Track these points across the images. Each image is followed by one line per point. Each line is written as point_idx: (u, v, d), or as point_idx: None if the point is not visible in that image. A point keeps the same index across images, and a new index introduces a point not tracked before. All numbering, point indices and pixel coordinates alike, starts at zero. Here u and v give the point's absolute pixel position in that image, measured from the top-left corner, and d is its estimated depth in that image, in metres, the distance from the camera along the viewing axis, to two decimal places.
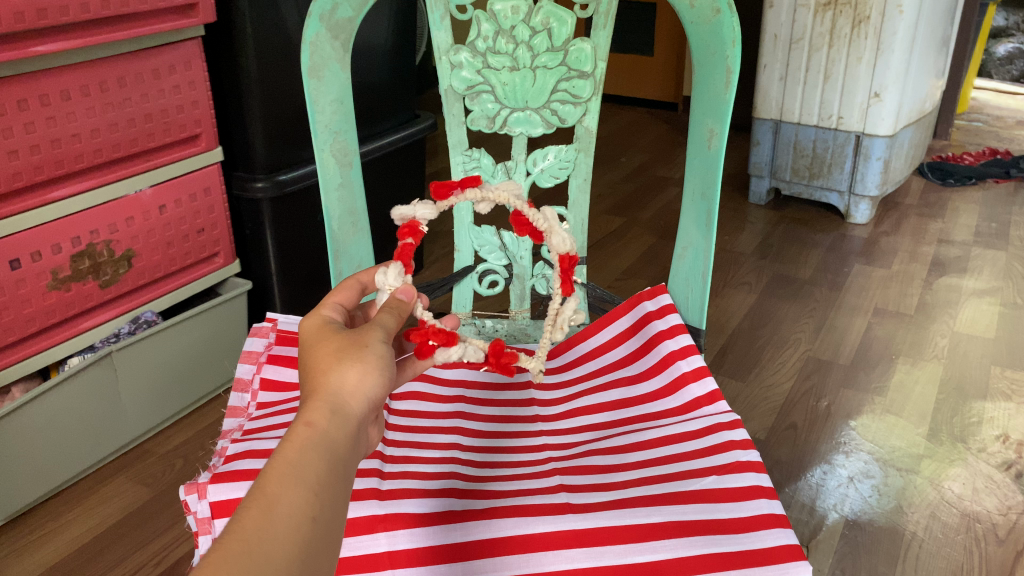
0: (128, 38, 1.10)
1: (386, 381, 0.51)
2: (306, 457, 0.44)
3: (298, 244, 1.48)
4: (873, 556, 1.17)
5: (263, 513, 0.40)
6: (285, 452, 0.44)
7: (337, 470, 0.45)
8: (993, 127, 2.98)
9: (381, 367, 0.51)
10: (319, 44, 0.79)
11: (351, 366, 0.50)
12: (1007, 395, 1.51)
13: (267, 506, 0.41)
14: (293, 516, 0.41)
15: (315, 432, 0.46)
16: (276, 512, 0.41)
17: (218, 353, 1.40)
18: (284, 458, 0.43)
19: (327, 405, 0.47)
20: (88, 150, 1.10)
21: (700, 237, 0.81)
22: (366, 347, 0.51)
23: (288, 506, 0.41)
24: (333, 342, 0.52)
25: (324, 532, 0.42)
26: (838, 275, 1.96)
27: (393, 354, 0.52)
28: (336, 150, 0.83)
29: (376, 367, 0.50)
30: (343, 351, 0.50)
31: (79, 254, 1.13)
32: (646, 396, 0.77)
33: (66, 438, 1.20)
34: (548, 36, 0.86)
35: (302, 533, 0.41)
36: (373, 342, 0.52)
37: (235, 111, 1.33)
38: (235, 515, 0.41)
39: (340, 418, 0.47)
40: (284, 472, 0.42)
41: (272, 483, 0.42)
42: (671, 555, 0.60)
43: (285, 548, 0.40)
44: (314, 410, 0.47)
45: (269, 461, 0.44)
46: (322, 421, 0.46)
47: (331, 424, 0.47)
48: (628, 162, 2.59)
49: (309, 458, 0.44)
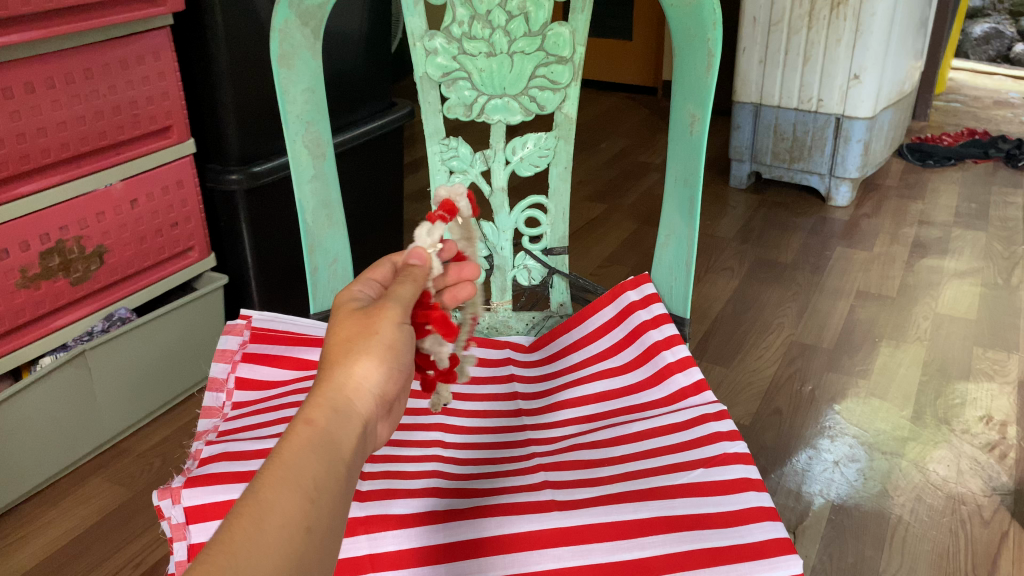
0: (93, 28, 1.07)
1: (397, 374, 0.45)
2: (305, 459, 0.38)
3: (275, 237, 1.45)
4: (859, 541, 1.16)
5: (250, 526, 0.35)
6: (279, 453, 0.38)
7: (339, 475, 0.39)
8: (971, 108, 2.99)
9: (391, 357, 0.44)
10: (288, 32, 0.77)
11: (358, 354, 0.43)
12: (990, 375, 1.51)
13: (252, 514, 0.35)
14: (283, 531, 0.35)
15: (317, 430, 0.40)
16: (262, 525, 0.35)
17: (195, 349, 1.37)
18: (279, 461, 0.38)
19: (331, 403, 0.42)
20: (55, 144, 1.07)
21: (683, 224, 0.80)
22: (380, 331, 0.45)
23: (279, 519, 0.36)
24: (346, 322, 0.45)
25: (319, 550, 0.37)
26: (820, 258, 1.96)
27: (407, 340, 0.46)
28: (308, 141, 0.81)
29: (387, 356, 0.44)
30: (353, 336, 0.44)
31: (48, 251, 1.10)
32: (632, 388, 0.76)
33: (40, 440, 1.17)
34: (525, 21, 0.84)
35: (292, 548, 0.36)
36: (387, 322, 0.45)
37: (206, 102, 1.30)
38: (222, 524, 0.35)
39: (346, 416, 0.42)
40: (279, 479, 0.37)
41: (263, 488, 0.36)
42: (658, 552, 0.58)
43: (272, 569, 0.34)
44: (316, 407, 0.41)
45: (264, 460, 0.38)
46: (326, 419, 0.41)
47: (336, 425, 0.41)
48: (608, 147, 2.57)
49: (306, 460, 0.38)
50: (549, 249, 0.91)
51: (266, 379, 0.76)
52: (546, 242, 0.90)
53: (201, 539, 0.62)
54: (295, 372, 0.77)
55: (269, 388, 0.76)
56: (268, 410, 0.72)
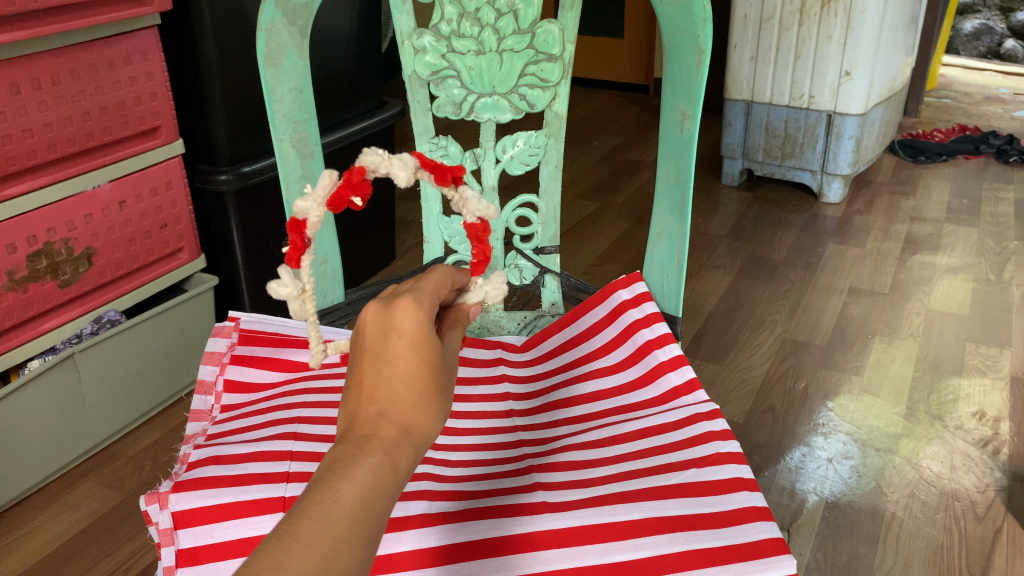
0: (80, 28, 1.06)
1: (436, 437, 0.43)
2: (380, 507, 0.36)
3: (265, 237, 1.44)
4: (854, 538, 1.16)
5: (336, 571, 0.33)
6: (349, 487, 0.36)
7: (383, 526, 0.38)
8: (962, 103, 3.00)
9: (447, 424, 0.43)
10: (275, 30, 0.76)
11: (438, 416, 0.41)
12: (982, 371, 1.52)
13: (330, 550, 0.33)
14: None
15: (394, 482, 0.38)
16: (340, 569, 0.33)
17: (185, 351, 1.36)
18: (362, 504, 0.35)
19: (410, 456, 0.39)
20: (42, 145, 1.06)
21: (675, 223, 0.79)
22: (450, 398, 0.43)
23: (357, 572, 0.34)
24: (433, 366, 0.42)
25: None
26: (812, 255, 1.96)
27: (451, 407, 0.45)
28: (296, 140, 0.80)
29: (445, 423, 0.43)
30: (437, 392, 0.42)
31: (35, 253, 1.09)
32: (625, 387, 0.75)
33: (29, 444, 1.16)
34: (514, 19, 0.83)
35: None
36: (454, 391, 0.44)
37: (195, 102, 1.29)
38: (309, 555, 0.32)
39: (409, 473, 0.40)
40: (362, 525, 0.35)
41: (340, 524, 0.34)
42: (651, 553, 0.58)
43: None
44: (399, 455, 0.38)
45: (344, 494, 0.35)
46: (404, 463, 0.38)
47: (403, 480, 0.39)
48: (600, 146, 2.57)
49: (379, 511, 0.36)
50: (540, 248, 0.90)
51: (255, 381, 0.76)
52: (537, 240, 0.90)
53: (190, 544, 0.60)
54: (286, 374, 0.77)
55: (258, 391, 0.75)
56: (257, 414, 0.71)
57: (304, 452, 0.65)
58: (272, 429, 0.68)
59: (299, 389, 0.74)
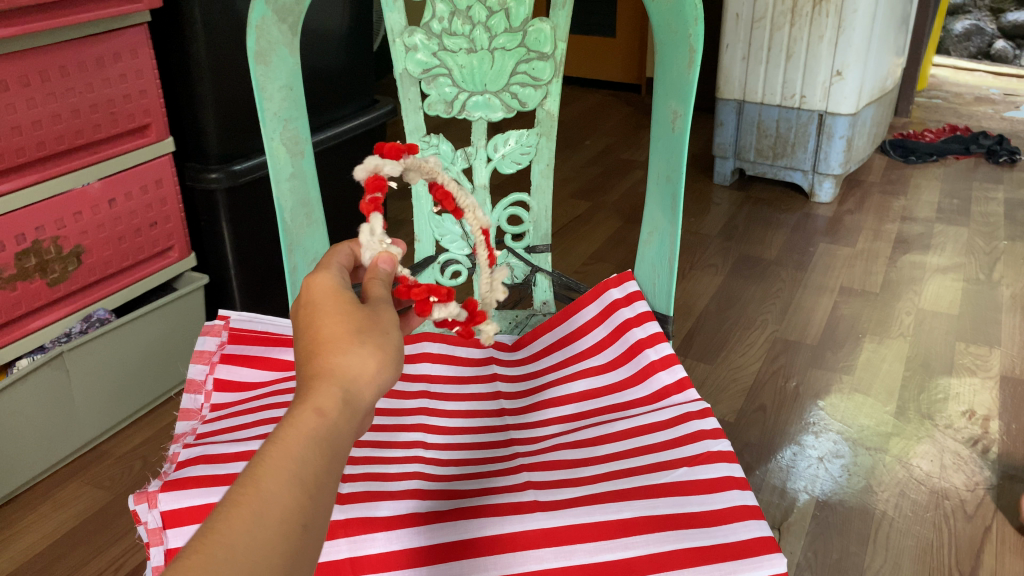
0: (69, 25, 1.05)
1: (394, 374, 0.45)
2: (308, 449, 0.38)
3: (256, 236, 1.43)
4: (844, 537, 1.16)
5: (254, 512, 0.34)
6: (289, 443, 0.38)
7: (335, 469, 0.39)
8: (952, 104, 3.01)
9: (391, 358, 0.44)
10: (265, 28, 0.76)
11: (364, 351, 0.43)
12: (972, 370, 1.52)
13: (255, 505, 0.35)
14: (286, 521, 0.35)
15: (325, 422, 0.39)
16: (265, 508, 0.35)
17: (175, 350, 1.36)
18: (283, 447, 0.37)
19: (341, 396, 0.41)
20: (31, 143, 1.05)
21: (666, 221, 0.79)
22: (384, 334, 0.45)
23: (282, 509, 0.35)
24: (347, 316, 0.45)
25: (312, 544, 0.36)
26: (803, 254, 1.96)
27: (401, 343, 0.46)
28: (286, 138, 0.80)
29: (388, 358, 0.44)
30: (360, 332, 0.44)
31: (24, 251, 1.08)
32: (616, 386, 0.75)
33: (17, 444, 1.16)
34: (505, 17, 0.83)
35: (297, 530, 0.35)
36: (389, 329, 0.46)
37: (185, 100, 1.29)
38: (223, 508, 0.34)
39: (351, 409, 0.41)
40: (283, 467, 0.36)
41: (270, 478, 0.36)
42: (642, 552, 0.58)
43: (275, 560, 0.34)
44: (325, 396, 0.40)
45: (265, 446, 0.38)
46: (331, 405, 0.40)
47: (341, 420, 0.40)
48: (592, 145, 2.57)
49: (310, 452, 0.38)
50: (531, 247, 0.90)
51: (246, 380, 0.75)
52: (529, 239, 0.90)
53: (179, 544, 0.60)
54: (276, 373, 0.76)
55: (249, 390, 0.75)
56: (247, 412, 0.71)
57: None
58: (261, 428, 0.68)
59: (289, 388, 0.74)
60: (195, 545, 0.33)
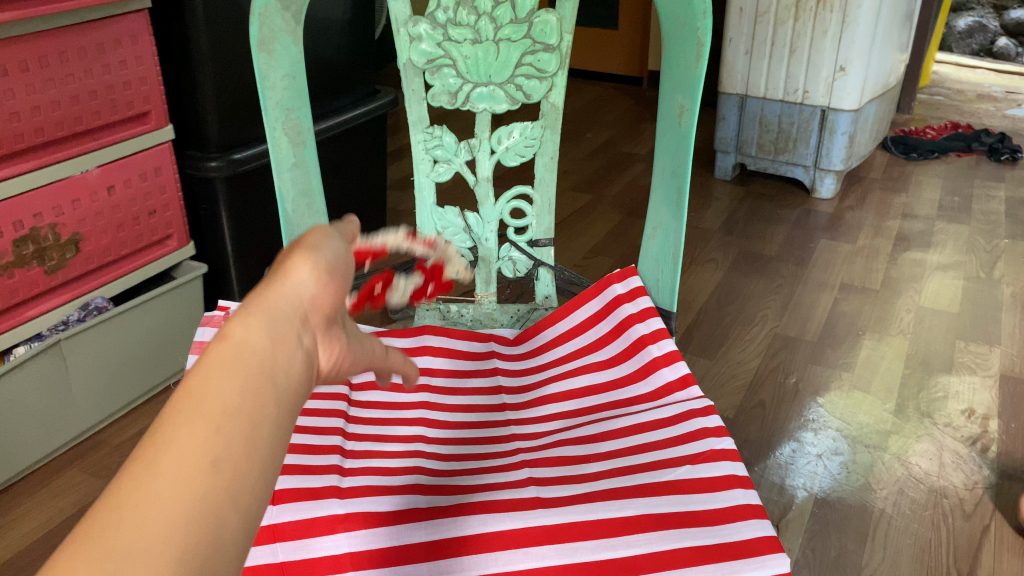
0: (67, 10, 1.04)
1: (334, 276, 0.38)
2: (206, 384, 0.33)
3: (256, 226, 1.43)
4: (842, 534, 1.16)
5: (139, 474, 0.30)
6: (187, 382, 0.33)
7: (259, 398, 0.33)
8: (954, 101, 3.00)
9: (323, 259, 0.38)
10: (269, 16, 0.75)
11: (286, 263, 0.38)
12: (972, 369, 1.52)
13: (144, 465, 0.30)
14: (176, 470, 0.30)
15: (228, 350, 0.34)
16: (153, 463, 0.30)
17: (173, 339, 1.35)
18: (185, 390, 0.33)
19: (252, 316, 0.35)
20: (29, 129, 1.04)
21: (670, 217, 0.78)
22: (310, 242, 0.39)
23: (172, 458, 0.31)
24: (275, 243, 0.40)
25: (232, 485, 0.31)
26: (804, 250, 1.95)
27: (343, 247, 0.40)
28: (288, 128, 0.79)
29: (318, 261, 0.38)
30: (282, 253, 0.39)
31: (22, 238, 1.07)
32: (618, 382, 0.75)
33: (13, 432, 1.15)
34: (511, 8, 0.82)
35: (200, 476, 0.30)
36: (317, 239, 0.40)
37: (186, 87, 1.28)
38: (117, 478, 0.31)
39: (272, 327, 0.35)
40: (178, 414, 0.32)
41: (162, 430, 0.31)
42: (645, 551, 0.57)
43: (166, 513, 0.29)
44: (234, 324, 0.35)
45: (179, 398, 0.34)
46: (237, 330, 0.34)
47: (258, 339, 0.35)
48: (593, 138, 2.56)
49: (218, 388, 0.33)
50: (534, 241, 0.89)
51: None
52: (531, 233, 0.89)
53: None
54: None
55: None
56: None
57: (294, 445, 0.65)
58: None
59: None
60: (86, 529, 0.29)
